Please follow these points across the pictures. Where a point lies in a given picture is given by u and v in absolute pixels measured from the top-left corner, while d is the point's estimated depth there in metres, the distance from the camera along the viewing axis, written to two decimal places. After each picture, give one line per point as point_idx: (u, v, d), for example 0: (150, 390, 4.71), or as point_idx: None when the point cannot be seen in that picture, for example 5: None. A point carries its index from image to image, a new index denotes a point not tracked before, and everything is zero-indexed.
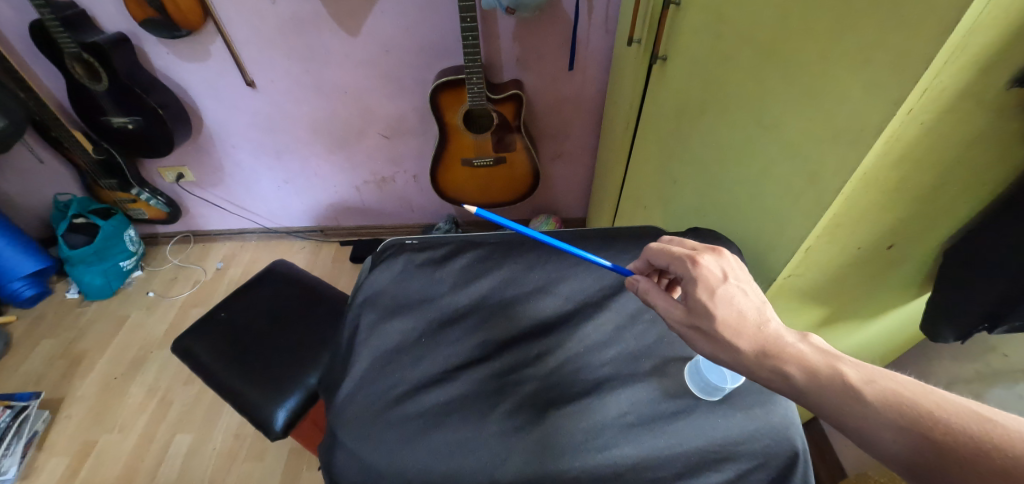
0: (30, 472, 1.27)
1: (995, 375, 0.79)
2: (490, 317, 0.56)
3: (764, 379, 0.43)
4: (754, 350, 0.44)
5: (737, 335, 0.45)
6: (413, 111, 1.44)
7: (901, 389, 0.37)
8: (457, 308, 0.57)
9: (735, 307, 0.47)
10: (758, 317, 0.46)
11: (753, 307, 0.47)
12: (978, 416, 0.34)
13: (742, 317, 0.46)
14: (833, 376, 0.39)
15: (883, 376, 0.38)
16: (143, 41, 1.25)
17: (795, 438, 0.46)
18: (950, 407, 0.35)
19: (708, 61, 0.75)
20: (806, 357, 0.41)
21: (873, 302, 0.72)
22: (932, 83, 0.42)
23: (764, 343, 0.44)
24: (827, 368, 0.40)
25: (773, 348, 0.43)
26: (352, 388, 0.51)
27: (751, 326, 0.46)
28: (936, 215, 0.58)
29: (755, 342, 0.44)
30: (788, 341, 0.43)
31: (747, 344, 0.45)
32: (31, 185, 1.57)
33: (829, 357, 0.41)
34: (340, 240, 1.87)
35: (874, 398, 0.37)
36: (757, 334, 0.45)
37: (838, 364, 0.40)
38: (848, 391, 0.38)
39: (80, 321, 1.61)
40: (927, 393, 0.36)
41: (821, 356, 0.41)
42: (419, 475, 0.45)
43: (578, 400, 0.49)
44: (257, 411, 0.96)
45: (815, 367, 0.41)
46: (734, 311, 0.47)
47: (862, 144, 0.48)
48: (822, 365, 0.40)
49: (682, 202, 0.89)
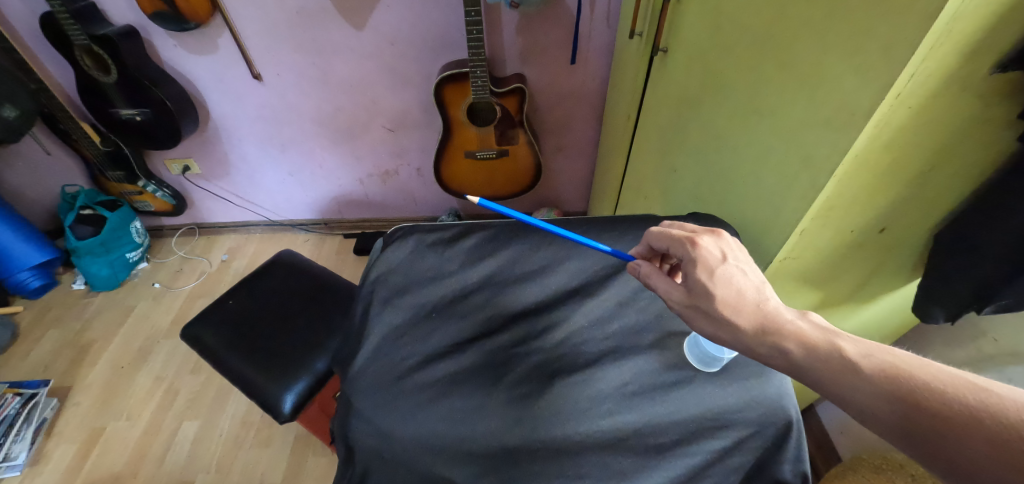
0: (39, 458, 1.28)
1: (986, 359, 0.81)
2: (498, 294, 0.59)
3: (763, 354, 0.45)
4: (753, 328, 0.46)
5: (736, 313, 0.47)
6: (417, 104, 1.46)
7: (898, 362, 0.38)
8: (466, 285, 0.60)
9: (733, 286, 0.49)
10: (757, 296, 0.48)
11: (752, 286, 0.49)
12: (973, 386, 0.35)
13: (740, 296, 0.48)
14: (831, 350, 0.41)
15: (882, 351, 0.40)
16: (151, 34, 1.27)
17: (788, 408, 0.48)
18: (946, 378, 0.37)
19: (707, 53, 0.77)
20: (805, 333, 0.43)
21: (866, 286, 0.74)
22: (919, 68, 0.44)
23: (763, 320, 0.46)
24: (826, 343, 0.42)
25: (771, 325, 0.45)
26: (366, 361, 0.54)
27: (750, 304, 0.47)
28: (926, 199, 0.60)
29: (755, 319, 0.46)
30: (787, 318, 0.45)
31: (746, 321, 0.47)
32: (38, 176, 1.59)
33: (827, 333, 0.43)
34: (343, 233, 1.89)
35: (872, 371, 0.39)
36: (756, 312, 0.47)
37: (836, 339, 0.42)
38: (845, 364, 0.40)
39: (87, 311, 1.63)
40: (924, 366, 0.38)
41: (820, 333, 0.43)
42: (430, 439, 0.48)
43: (582, 371, 0.52)
44: (266, 395, 0.98)
45: (813, 343, 0.42)
46: (733, 290, 0.48)
47: (852, 128, 0.50)
48: (821, 341, 0.42)
49: (682, 191, 0.91)
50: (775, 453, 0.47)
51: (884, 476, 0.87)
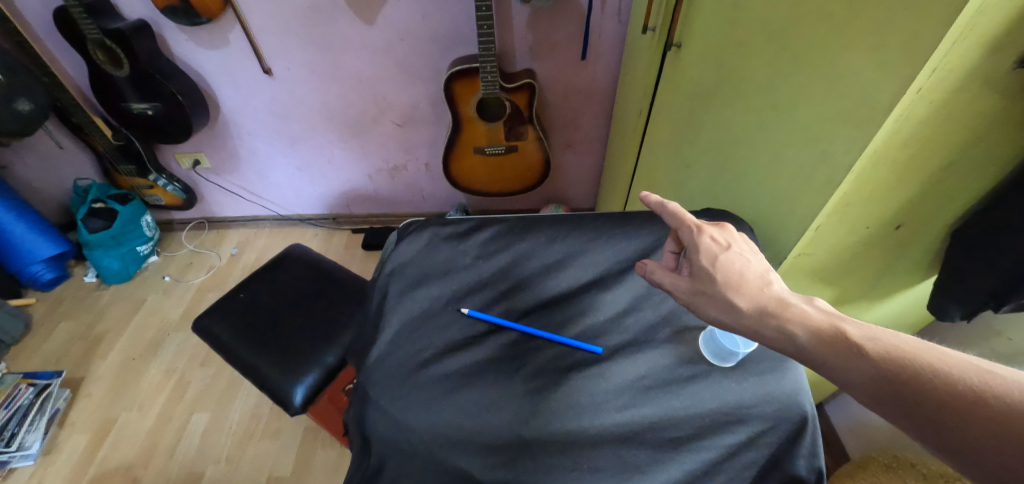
0: (53, 447, 1.30)
1: (1000, 358, 0.80)
2: (502, 320, 0.57)
3: (767, 337, 0.44)
4: (755, 310, 0.45)
5: (738, 294, 0.47)
6: (427, 99, 1.46)
7: (901, 344, 0.37)
8: (468, 311, 0.57)
9: (736, 271, 0.48)
10: (761, 281, 0.47)
11: (755, 272, 0.48)
12: (977, 368, 0.34)
13: (742, 278, 0.48)
14: (835, 333, 0.40)
15: (885, 333, 0.39)
16: (163, 29, 1.28)
17: (803, 403, 0.48)
18: (948, 360, 0.36)
19: (723, 47, 0.76)
20: (810, 317, 0.42)
21: (880, 283, 0.74)
22: (942, 61, 0.44)
23: (765, 303, 0.45)
24: (830, 327, 0.41)
25: (775, 308, 0.44)
26: (381, 353, 0.54)
27: (753, 287, 0.47)
28: (944, 195, 0.59)
29: (757, 302, 0.46)
30: (793, 302, 0.44)
31: (748, 303, 0.46)
32: (51, 170, 1.60)
33: (832, 317, 0.42)
34: (352, 228, 1.90)
35: (875, 352, 0.38)
36: (759, 295, 0.46)
37: (840, 323, 0.41)
38: (848, 346, 0.39)
39: (98, 304, 1.65)
40: (929, 349, 0.37)
41: (825, 316, 0.42)
42: (446, 431, 0.48)
43: (596, 364, 0.52)
44: (277, 388, 0.99)
45: (818, 326, 0.41)
46: (736, 273, 0.48)
47: (872, 123, 0.50)
48: (825, 324, 0.41)
49: (694, 187, 0.91)
50: (790, 448, 0.47)
51: (893, 473, 0.86)
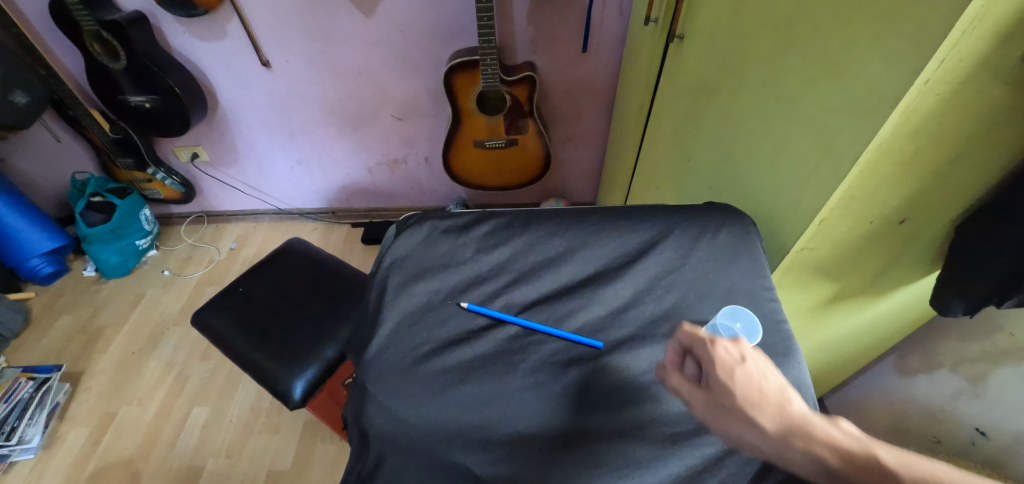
0: (53, 441, 1.30)
1: (1003, 353, 0.79)
2: (502, 313, 0.56)
3: (795, 464, 0.38)
4: (778, 431, 0.40)
5: (760, 412, 0.41)
6: (426, 93, 1.45)
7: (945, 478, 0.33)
8: (468, 304, 0.57)
9: (756, 385, 0.42)
10: (781, 395, 0.42)
11: (773, 386, 0.42)
12: None
13: (763, 394, 0.42)
14: (870, 463, 0.35)
15: (923, 464, 0.34)
16: (159, 20, 1.26)
17: (805, 398, 0.47)
18: None
19: (727, 39, 0.75)
20: (839, 441, 0.38)
21: (882, 278, 0.73)
22: (950, 52, 0.43)
23: (790, 423, 0.40)
24: (862, 455, 0.36)
25: (800, 428, 0.39)
26: (379, 347, 0.54)
27: (774, 403, 0.41)
28: (948, 189, 0.58)
29: (780, 420, 0.40)
30: (817, 423, 0.39)
31: (770, 421, 0.40)
32: (49, 163, 1.60)
33: (862, 442, 0.37)
34: (351, 222, 1.89)
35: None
36: (780, 413, 0.40)
37: (872, 449, 0.36)
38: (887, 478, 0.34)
39: (98, 298, 1.64)
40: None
41: (854, 441, 0.37)
42: (445, 426, 0.47)
43: (597, 359, 0.52)
44: (276, 382, 0.99)
45: (848, 452, 0.37)
46: (755, 388, 0.42)
47: (878, 115, 0.49)
48: (857, 451, 0.37)
49: (696, 181, 0.90)
50: None
51: None
